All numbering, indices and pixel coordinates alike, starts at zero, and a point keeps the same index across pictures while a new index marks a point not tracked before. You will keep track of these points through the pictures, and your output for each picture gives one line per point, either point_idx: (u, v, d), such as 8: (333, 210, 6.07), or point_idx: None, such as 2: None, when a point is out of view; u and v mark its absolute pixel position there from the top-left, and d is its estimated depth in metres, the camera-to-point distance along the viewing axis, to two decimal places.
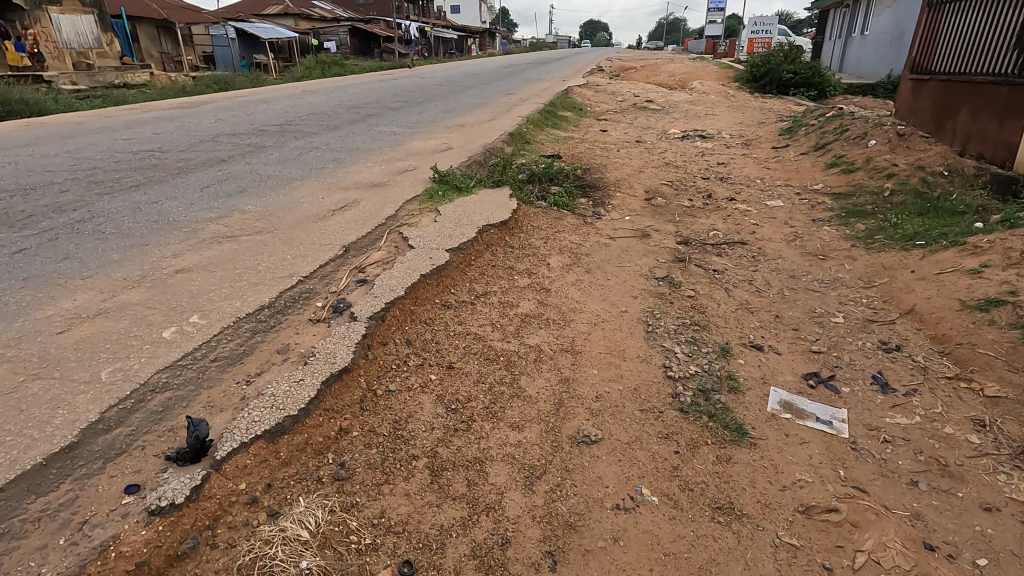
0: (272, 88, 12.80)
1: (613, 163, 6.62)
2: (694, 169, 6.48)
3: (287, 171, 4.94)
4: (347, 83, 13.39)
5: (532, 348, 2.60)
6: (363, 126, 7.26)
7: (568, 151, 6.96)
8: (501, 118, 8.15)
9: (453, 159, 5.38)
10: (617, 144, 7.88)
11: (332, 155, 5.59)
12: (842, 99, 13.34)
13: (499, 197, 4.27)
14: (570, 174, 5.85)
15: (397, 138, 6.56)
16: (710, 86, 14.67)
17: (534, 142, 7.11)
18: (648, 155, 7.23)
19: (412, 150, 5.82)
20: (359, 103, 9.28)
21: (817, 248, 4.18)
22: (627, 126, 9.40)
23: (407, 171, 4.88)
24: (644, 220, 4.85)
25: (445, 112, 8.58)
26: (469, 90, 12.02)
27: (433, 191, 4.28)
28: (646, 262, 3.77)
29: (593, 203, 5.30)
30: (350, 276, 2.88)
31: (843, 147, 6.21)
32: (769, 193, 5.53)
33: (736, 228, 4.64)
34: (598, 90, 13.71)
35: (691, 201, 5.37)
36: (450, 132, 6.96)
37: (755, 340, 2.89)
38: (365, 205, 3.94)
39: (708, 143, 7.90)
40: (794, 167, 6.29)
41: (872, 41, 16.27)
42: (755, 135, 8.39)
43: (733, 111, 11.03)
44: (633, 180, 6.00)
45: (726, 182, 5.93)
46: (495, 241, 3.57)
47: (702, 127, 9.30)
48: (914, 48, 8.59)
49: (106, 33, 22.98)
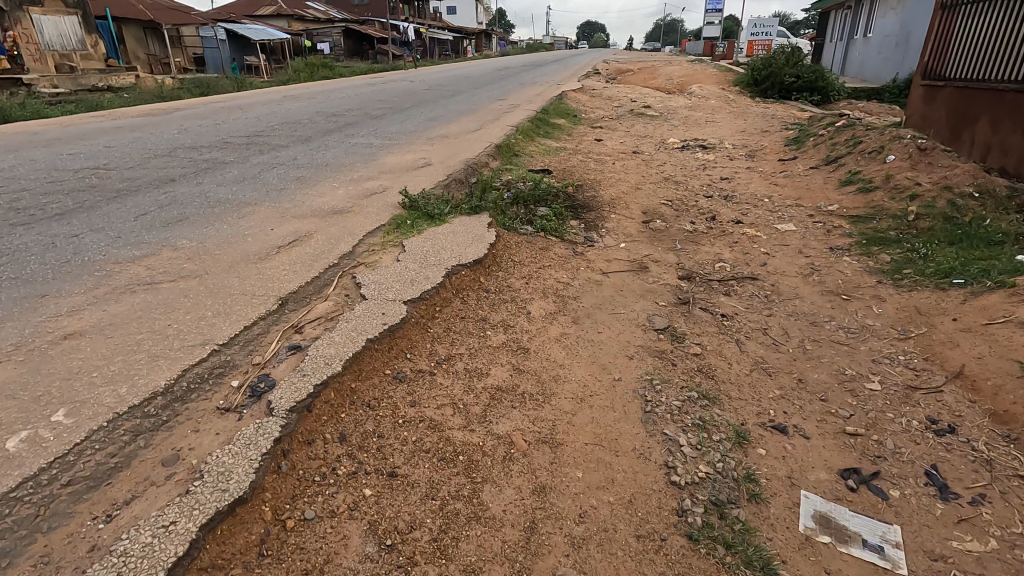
0: (253, 93, 12.26)
1: (607, 178, 6.11)
2: (695, 185, 5.97)
3: (241, 193, 4.40)
4: (333, 88, 12.88)
5: (501, 441, 2.07)
6: (338, 138, 6.72)
7: (560, 165, 6.45)
8: (489, 127, 7.63)
9: (429, 178, 4.86)
10: (611, 156, 7.37)
11: (296, 173, 5.06)
12: (846, 105, 12.85)
13: (477, 226, 3.76)
14: (559, 193, 5.34)
15: (373, 152, 6.03)
16: (709, 90, 14.17)
17: (523, 155, 6.60)
18: (645, 168, 6.72)
19: (387, 167, 5.29)
20: (339, 110, 8.76)
21: (838, 285, 3.67)
22: (624, 135, 8.90)
23: (375, 193, 4.36)
24: (641, 248, 4.34)
25: (429, 121, 8.04)
26: (458, 95, 11.50)
27: (400, 220, 3.77)
28: (643, 306, 3.26)
29: (584, 227, 4.79)
30: (280, 341, 2.35)
31: (857, 162, 5.71)
32: (777, 215, 5.03)
33: (744, 258, 4.13)
34: (593, 94, 13.18)
35: (693, 223, 4.86)
36: (432, 144, 6.42)
37: (776, 417, 2.37)
38: (319, 239, 3.41)
39: (710, 154, 7.39)
40: (805, 183, 5.78)
41: (877, 44, 15.78)
42: (759, 146, 7.89)
43: (734, 117, 10.53)
44: (630, 199, 5.49)
45: (731, 201, 5.43)
46: (467, 285, 3.05)
47: (703, 135, 8.80)
48: (925, 53, 8.09)
49: (91, 35, 22.41)
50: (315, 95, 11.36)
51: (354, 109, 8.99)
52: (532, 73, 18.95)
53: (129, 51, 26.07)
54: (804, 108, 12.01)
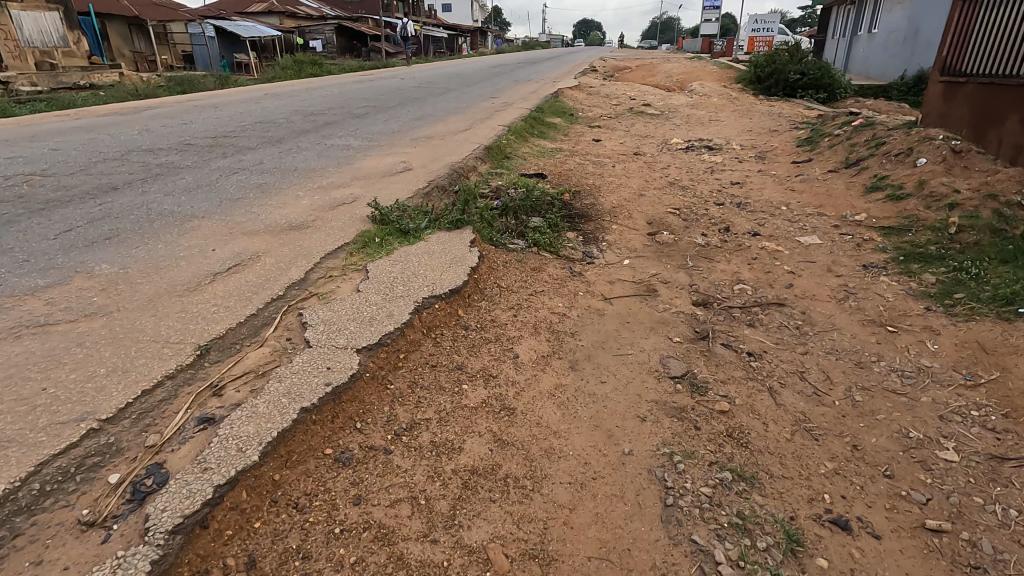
0: (234, 91, 11.69)
1: (606, 183, 5.58)
2: (703, 190, 5.45)
3: (190, 204, 3.85)
4: (318, 86, 12.30)
5: (474, 558, 1.52)
6: (313, 139, 6.17)
7: (555, 169, 5.91)
8: (479, 127, 7.07)
9: (407, 186, 4.31)
10: (610, 157, 6.84)
11: (259, 180, 4.50)
12: (854, 103, 12.37)
13: (458, 244, 3.21)
14: (554, 202, 4.79)
15: (349, 155, 5.47)
16: (711, 88, 13.67)
17: (515, 158, 6.07)
18: (648, 172, 6.18)
19: (361, 171, 4.75)
20: (319, 109, 8.19)
21: (879, 312, 3.15)
22: (624, 135, 8.39)
23: (343, 204, 3.81)
24: (647, 267, 3.81)
25: (414, 120, 7.48)
26: (448, 92, 10.95)
27: (367, 238, 3.22)
28: (654, 344, 2.73)
29: (582, 241, 4.27)
30: (187, 412, 1.80)
31: (882, 166, 5.19)
32: (798, 226, 4.51)
33: (766, 279, 3.61)
34: (591, 92, 12.64)
35: (704, 235, 4.34)
36: (415, 146, 5.86)
37: (833, 505, 1.84)
38: (266, 262, 2.86)
39: (717, 156, 6.87)
40: (824, 189, 5.26)
41: (882, 40, 15.29)
42: (769, 146, 7.38)
43: (739, 116, 10.02)
44: (633, 206, 4.96)
45: (745, 209, 4.90)
46: (441, 322, 2.51)
47: (708, 135, 8.28)
48: (944, 48, 7.55)
49: (73, 32, 21.74)
50: (297, 93, 10.78)
51: (336, 108, 8.42)
52: (527, 70, 18.39)
53: (114, 49, 25.39)
54: (811, 106, 11.50)
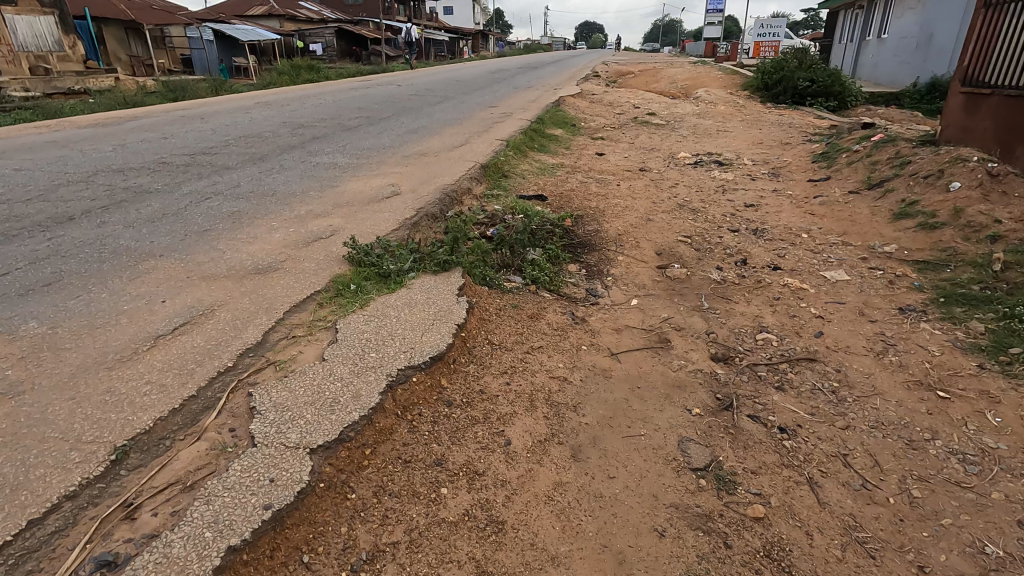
0: (225, 99, 11.34)
1: (611, 205, 5.21)
2: (715, 214, 5.07)
3: (150, 238, 3.47)
4: (312, 93, 11.95)
5: None
6: (298, 156, 5.80)
7: (556, 190, 5.54)
8: (475, 141, 6.69)
9: (393, 216, 3.92)
10: (614, 175, 6.46)
11: (231, 206, 4.13)
12: (865, 111, 12.00)
13: (444, 291, 2.82)
14: (554, 230, 4.42)
15: (335, 175, 5.10)
16: (717, 95, 13.31)
17: (513, 177, 5.71)
18: (655, 192, 5.81)
19: (345, 196, 4.37)
20: (309, 121, 7.82)
21: (926, 371, 2.76)
22: (628, 147, 8.02)
23: (319, 239, 3.42)
24: (657, 310, 3.43)
25: (407, 134, 7.11)
26: (445, 101, 10.58)
27: (340, 285, 2.83)
28: (670, 417, 2.33)
29: (586, 276, 3.89)
30: (83, 550, 1.41)
31: (910, 189, 4.80)
32: (821, 258, 4.13)
33: (792, 326, 3.22)
34: (594, 100, 12.28)
35: (719, 268, 3.96)
36: (406, 165, 5.48)
37: None
38: (220, 318, 2.47)
39: (728, 173, 6.49)
40: (847, 213, 4.88)
41: (893, 46, 14.91)
42: (782, 161, 6.99)
43: (748, 126, 9.65)
44: (640, 233, 4.58)
45: (762, 238, 4.51)
46: (420, 399, 2.12)
47: (716, 148, 7.91)
48: (966, 57, 7.10)
49: (69, 36, 21.44)
50: (289, 101, 10.42)
51: (327, 119, 8.05)
52: (527, 76, 18.01)
53: (111, 53, 25.08)
54: (822, 115, 11.13)
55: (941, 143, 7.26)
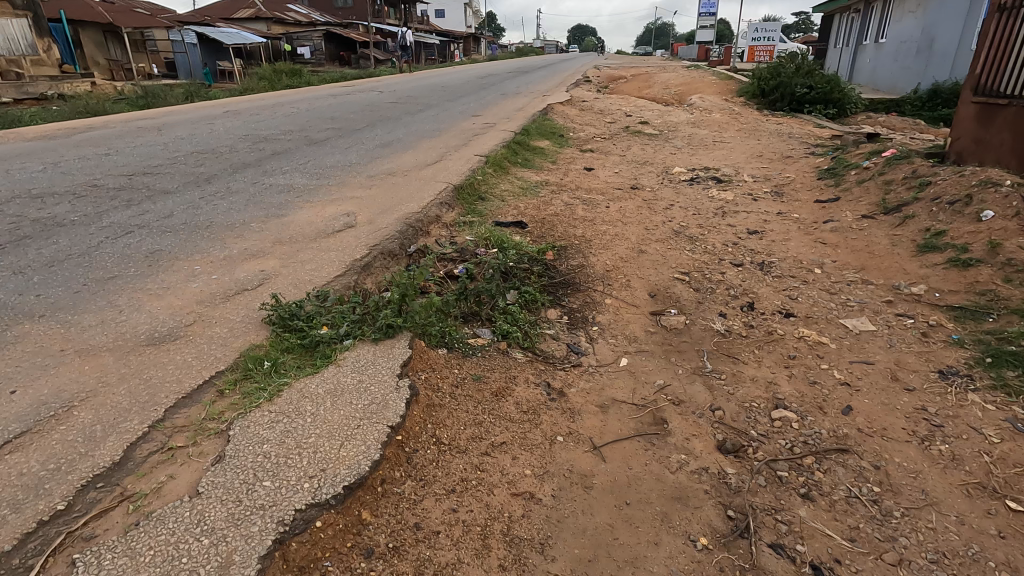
0: (194, 108, 10.73)
1: (599, 232, 4.65)
2: (715, 244, 4.52)
3: (37, 289, 2.87)
4: (287, 101, 11.34)
5: None
6: (251, 176, 5.20)
7: (538, 215, 4.98)
8: (451, 157, 6.12)
9: (340, 256, 3.34)
10: (603, 194, 5.91)
11: (153, 244, 3.54)
12: (866, 119, 11.55)
13: (382, 371, 2.24)
14: (532, 267, 3.86)
15: (286, 201, 4.52)
16: (712, 102, 12.82)
17: (490, 199, 5.14)
18: (648, 215, 5.26)
19: (290, 229, 3.78)
20: (274, 134, 7.22)
21: (987, 469, 2.20)
22: (619, 161, 7.48)
23: (243, 291, 2.83)
24: (651, 375, 2.86)
25: (379, 149, 6.52)
26: (426, 110, 10.01)
27: (252, 360, 2.24)
28: (668, 557, 1.77)
29: (567, 326, 3.33)
30: None
31: (933, 217, 4.27)
32: (839, 300, 3.58)
33: (814, 398, 2.66)
34: (584, 107, 11.76)
35: (722, 315, 3.40)
36: (370, 187, 4.89)
37: None
38: (76, 422, 1.87)
39: (727, 191, 5.96)
40: (863, 243, 4.34)
41: (892, 50, 14.50)
42: (785, 178, 6.47)
43: (745, 137, 9.15)
44: (631, 267, 4.02)
45: (770, 273, 3.97)
46: (327, 554, 1.54)
47: (713, 162, 7.38)
48: (978, 63, 6.53)
49: (43, 40, 20.67)
50: (258, 110, 9.80)
51: (293, 131, 7.45)
52: (516, 81, 17.46)
53: (89, 57, 24.30)
54: (822, 124, 10.68)
55: (953, 156, 6.74)
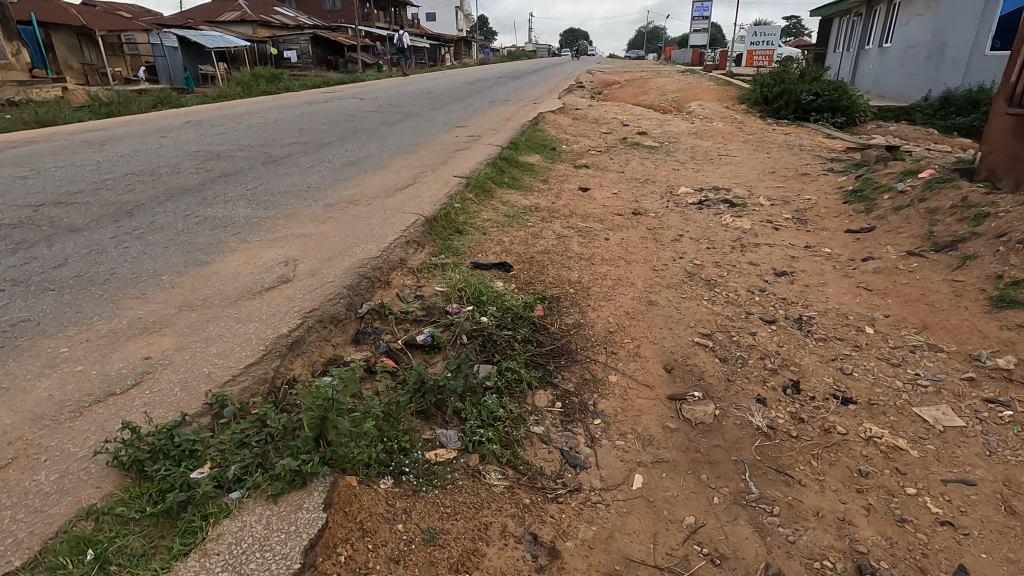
0: (154, 118, 9.86)
1: (598, 276, 3.88)
2: (738, 290, 3.76)
3: None
4: (257, 110, 10.50)
5: None
6: (185, 206, 4.38)
7: (526, 251, 4.21)
8: (427, 179, 5.33)
9: (260, 330, 2.53)
10: (601, 222, 5.15)
11: (22, 310, 2.72)
12: (876, 129, 10.93)
13: (271, 568, 1.47)
14: (515, 329, 3.08)
15: (218, 240, 3.71)
16: (714, 110, 12.14)
17: (469, 232, 4.36)
18: (654, 250, 4.49)
19: (207, 285, 2.97)
20: (229, 150, 6.40)
21: None
22: (617, 178, 6.74)
23: (103, 397, 2.01)
24: (675, 507, 2.10)
25: (346, 169, 5.72)
26: (405, 120, 9.22)
27: (67, 547, 1.42)
28: None
29: (561, 420, 2.56)
30: None
31: (1002, 260, 3.52)
32: (904, 375, 2.83)
33: (908, 549, 1.90)
34: (578, 116, 11.03)
35: (761, 401, 2.64)
36: (325, 222, 4.09)
37: None
38: None
39: (743, 218, 5.23)
40: (918, 289, 3.60)
41: (898, 56, 13.91)
42: (805, 201, 5.73)
43: (752, 150, 8.45)
44: (640, 328, 3.23)
45: (811, 334, 3.20)
46: None
47: (722, 180, 6.65)
48: (1013, 72, 5.75)
49: (11, 42, 19.67)
50: (223, 121, 8.96)
51: (252, 147, 6.63)
52: (505, 86, 16.72)
53: (62, 61, 23.29)
54: (832, 134, 10.00)
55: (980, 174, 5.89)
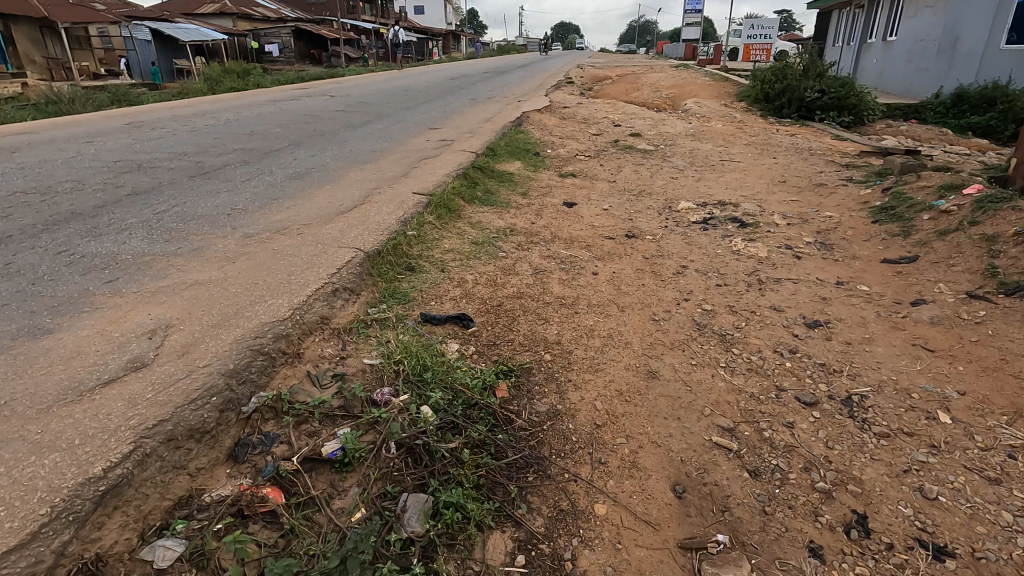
0: (95, 118, 8.87)
1: (582, 331, 3.03)
2: (761, 350, 2.93)
3: None
4: (213, 109, 9.55)
5: None
6: (62, 239, 3.49)
7: (493, 294, 3.35)
8: (381, 198, 4.46)
9: (58, 468, 1.66)
10: (588, 249, 4.30)
11: None
12: (886, 129, 10.17)
13: None
14: (465, 428, 2.22)
15: (82, 291, 2.83)
16: (712, 108, 11.33)
17: (423, 271, 3.50)
18: (653, 289, 3.65)
19: (23, 375, 2.09)
20: (154, 160, 5.47)
21: None
22: (608, 189, 5.91)
23: None
24: None
25: (286, 186, 4.84)
26: (372, 121, 8.32)
27: None
28: None
29: None
30: None
31: None
32: (1012, 500, 1.99)
33: None
34: (566, 115, 10.19)
35: (814, 554, 1.82)
36: (236, 261, 3.22)
37: None
38: None
39: (756, 242, 4.41)
40: (996, 352, 2.78)
41: (904, 50, 13.18)
42: (826, 219, 4.91)
43: (757, 154, 7.64)
44: (637, 419, 2.38)
45: (870, 425, 2.37)
46: None
47: (727, 192, 5.82)
48: None
49: None
50: (167, 122, 8.00)
51: (183, 156, 5.70)
52: (489, 83, 15.77)
53: (23, 55, 21.95)
54: (841, 135, 9.22)
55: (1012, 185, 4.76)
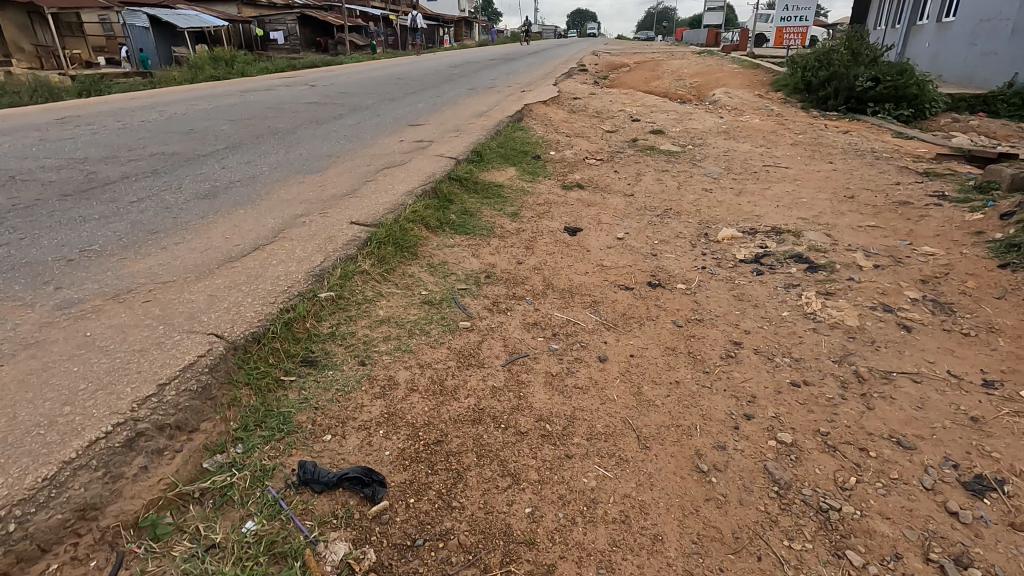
0: (30, 112, 7.66)
1: (576, 506, 1.72)
2: (901, 558, 1.60)
3: None
4: (171, 101, 8.30)
5: None
6: None
7: (433, 414, 2.05)
8: (302, 232, 3.17)
9: None
10: (593, 308, 2.99)
11: None
12: (955, 123, 8.61)
13: None
14: None
15: None
16: (745, 99, 9.84)
17: (328, 367, 2.20)
18: (693, 391, 2.34)
19: None
20: (34, 171, 4.23)
21: None
22: (623, 207, 4.58)
23: None
24: None
25: (183, 210, 3.55)
26: (346, 116, 6.99)
27: None
28: None
29: None
30: None
31: None
32: None
33: None
34: (577, 107, 8.81)
35: None
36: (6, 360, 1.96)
37: None
38: None
39: (836, 299, 3.06)
40: None
41: (967, 32, 11.46)
42: (929, 259, 3.52)
43: (809, 157, 6.22)
44: None
45: None
46: None
47: (776, 212, 4.45)
48: None
49: None
50: (102, 117, 6.76)
51: (76, 165, 4.44)
52: (493, 70, 14.35)
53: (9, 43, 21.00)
54: (905, 131, 7.70)
55: None
